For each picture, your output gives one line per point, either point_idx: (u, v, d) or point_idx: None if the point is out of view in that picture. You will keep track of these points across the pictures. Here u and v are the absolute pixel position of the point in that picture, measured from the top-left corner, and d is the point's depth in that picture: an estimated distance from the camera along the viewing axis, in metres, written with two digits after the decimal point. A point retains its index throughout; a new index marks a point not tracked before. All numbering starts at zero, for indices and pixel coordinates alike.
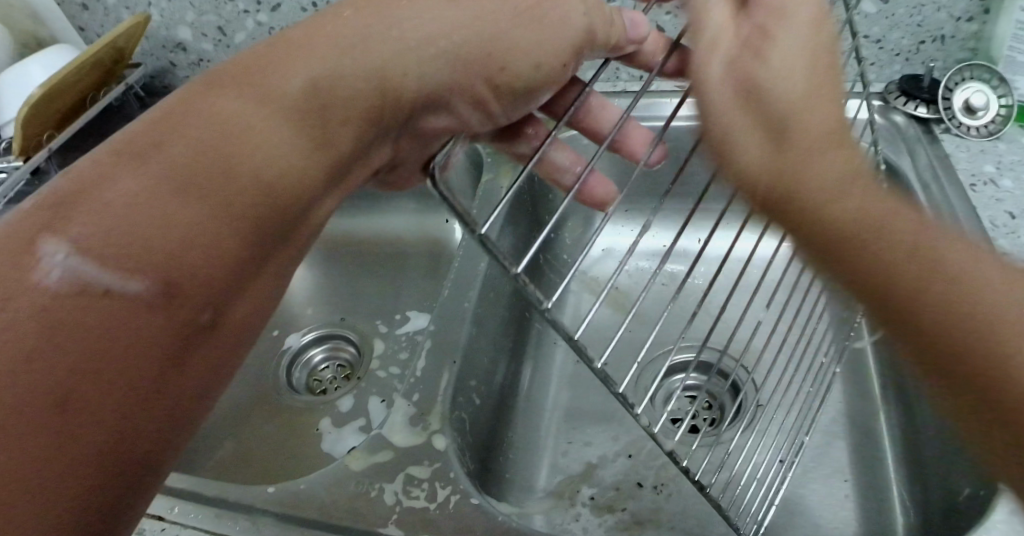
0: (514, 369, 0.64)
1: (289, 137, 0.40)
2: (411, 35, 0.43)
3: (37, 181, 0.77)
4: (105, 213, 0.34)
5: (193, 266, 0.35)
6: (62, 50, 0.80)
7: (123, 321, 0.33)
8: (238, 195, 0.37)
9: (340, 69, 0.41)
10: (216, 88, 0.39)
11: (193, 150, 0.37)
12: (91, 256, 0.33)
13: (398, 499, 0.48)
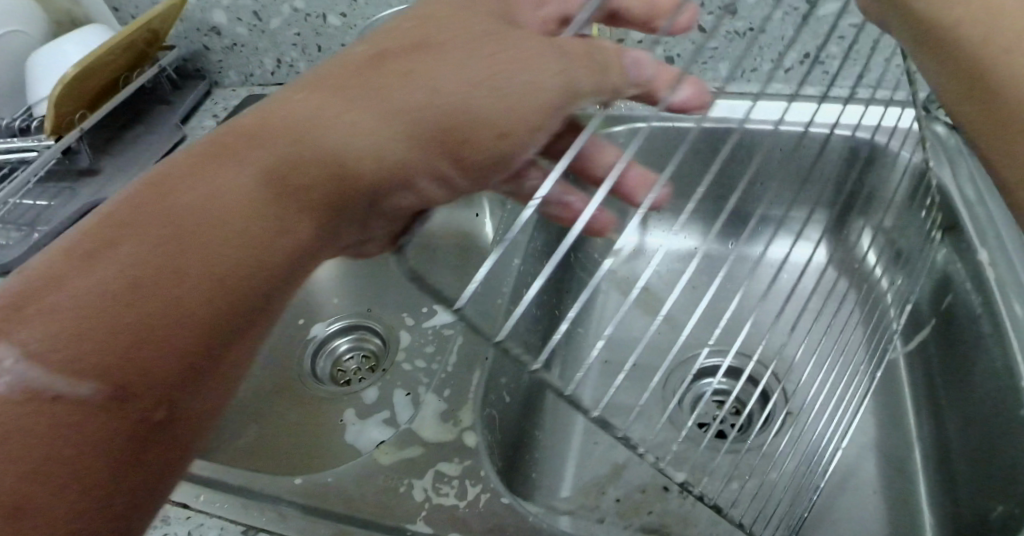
0: (543, 368, 0.63)
1: (272, 216, 0.38)
2: (376, 100, 0.38)
3: (68, 160, 0.77)
4: (54, 317, 0.35)
5: (158, 348, 0.35)
6: (97, 29, 0.80)
7: (81, 402, 0.34)
8: (195, 289, 0.36)
9: (302, 147, 0.38)
10: (179, 173, 0.38)
11: (147, 247, 0.36)
12: (40, 362, 0.34)
13: (427, 496, 0.47)
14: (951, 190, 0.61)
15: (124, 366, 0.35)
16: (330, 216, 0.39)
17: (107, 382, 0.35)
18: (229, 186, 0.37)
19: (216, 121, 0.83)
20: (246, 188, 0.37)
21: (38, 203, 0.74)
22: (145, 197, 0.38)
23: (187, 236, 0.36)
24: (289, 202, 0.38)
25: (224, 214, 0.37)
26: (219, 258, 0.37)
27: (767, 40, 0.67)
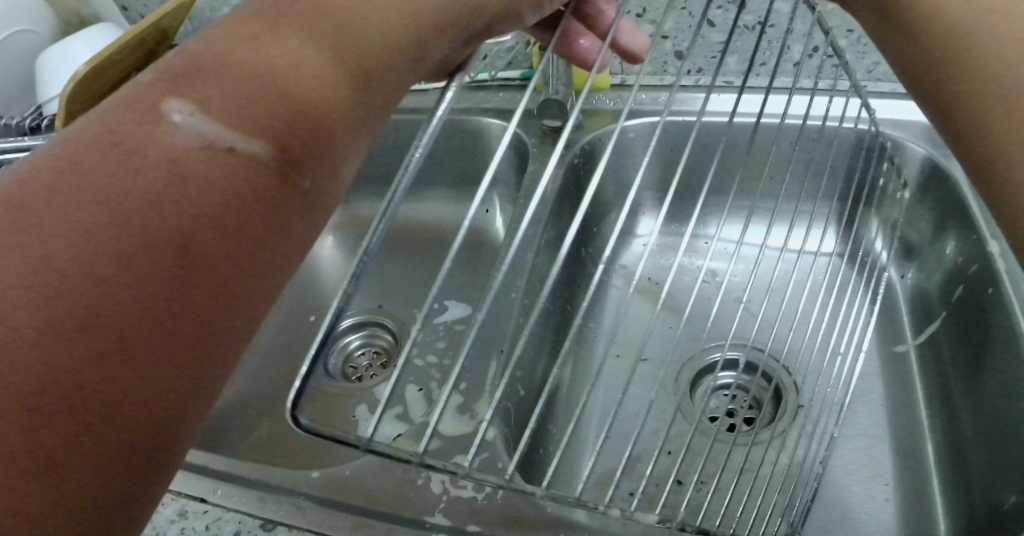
0: (555, 363, 0.63)
1: (310, 83, 0.34)
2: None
3: None
4: (105, 175, 0.29)
5: (199, 222, 0.30)
6: (106, 28, 0.80)
7: (94, 291, 0.27)
8: (263, 133, 0.32)
9: (357, 12, 0.36)
10: (229, 35, 0.34)
11: (210, 94, 0.32)
12: (85, 226, 0.28)
13: (445, 488, 0.47)
14: (957, 181, 0.62)
15: (152, 246, 0.29)
16: (366, 91, 0.36)
17: (127, 264, 0.28)
18: (256, 60, 0.33)
19: None
20: (273, 58, 0.34)
21: None
22: (149, 86, 0.32)
23: (221, 102, 0.32)
24: (325, 72, 0.34)
25: (260, 81, 0.33)
26: (263, 124, 0.32)
27: (777, 34, 0.68)
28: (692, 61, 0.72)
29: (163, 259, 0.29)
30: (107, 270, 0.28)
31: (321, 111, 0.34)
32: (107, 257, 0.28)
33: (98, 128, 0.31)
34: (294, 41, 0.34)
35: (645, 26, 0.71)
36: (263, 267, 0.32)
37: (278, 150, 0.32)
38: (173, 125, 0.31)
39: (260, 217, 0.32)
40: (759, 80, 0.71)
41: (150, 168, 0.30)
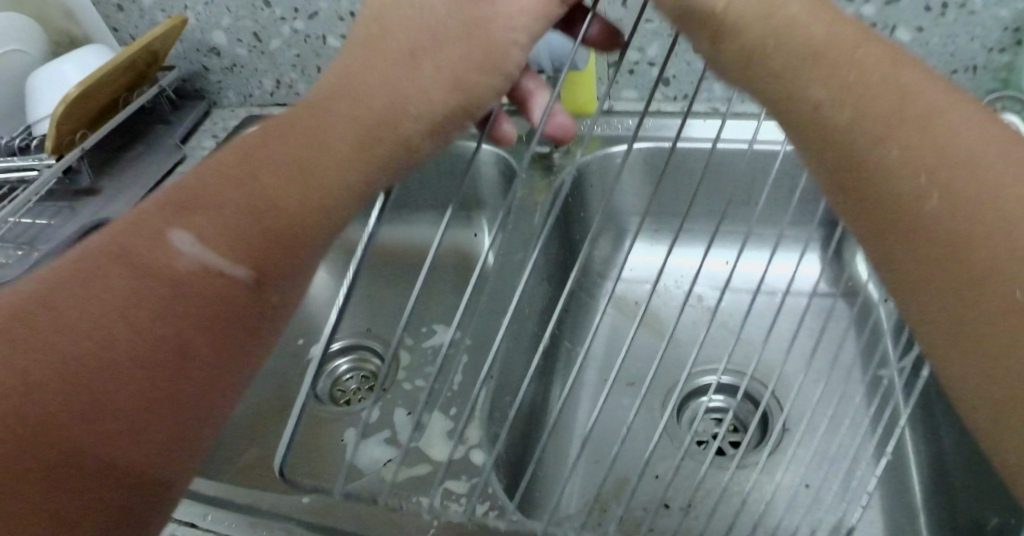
0: (544, 386, 0.63)
1: (287, 214, 0.36)
2: (420, 61, 0.40)
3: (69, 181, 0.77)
4: (120, 280, 0.33)
5: (187, 333, 0.34)
6: (97, 50, 0.80)
7: (89, 392, 0.31)
8: (256, 243, 0.35)
9: (351, 111, 0.39)
10: (241, 147, 0.38)
11: (214, 208, 0.35)
12: (95, 326, 0.32)
13: (434, 514, 0.47)
14: None
15: (144, 358, 0.32)
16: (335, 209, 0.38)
17: (119, 368, 0.32)
18: (247, 187, 0.36)
19: (215, 142, 0.84)
20: (264, 185, 0.36)
21: (38, 222, 0.74)
22: (154, 210, 0.35)
23: (212, 231, 0.35)
24: (310, 195, 0.37)
25: (251, 209, 0.36)
26: (247, 250, 0.35)
27: None
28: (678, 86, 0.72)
29: (158, 369, 0.33)
30: (106, 381, 0.32)
31: (302, 236, 0.36)
32: (110, 367, 0.32)
33: (109, 248, 0.34)
34: (283, 170, 0.37)
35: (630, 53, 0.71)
36: (247, 358, 0.36)
37: (258, 276, 0.35)
38: (172, 252, 0.34)
39: (241, 325, 0.35)
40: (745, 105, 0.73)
41: (148, 294, 0.33)
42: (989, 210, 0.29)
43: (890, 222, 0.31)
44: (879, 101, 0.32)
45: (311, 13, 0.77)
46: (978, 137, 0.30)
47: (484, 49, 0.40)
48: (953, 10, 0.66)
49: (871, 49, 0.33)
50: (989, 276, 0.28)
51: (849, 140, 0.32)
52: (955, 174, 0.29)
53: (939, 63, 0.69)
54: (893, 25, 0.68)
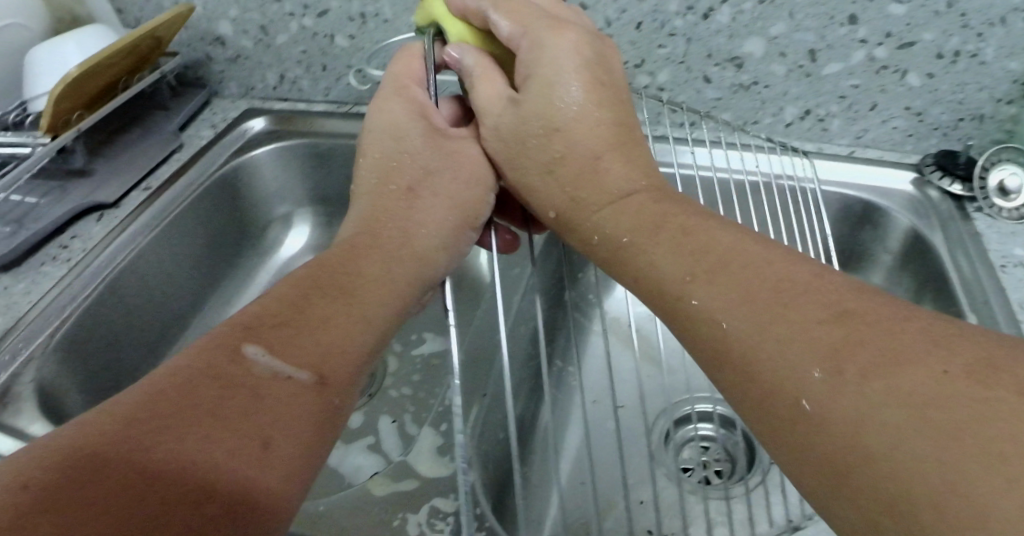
0: (534, 403, 0.63)
1: (339, 321, 0.44)
2: (434, 192, 0.52)
3: (61, 160, 0.75)
4: (206, 384, 0.39)
5: (268, 422, 0.39)
6: (100, 30, 0.78)
7: (184, 472, 0.35)
8: (318, 345, 0.42)
9: (385, 238, 0.50)
10: (302, 280, 0.46)
11: (277, 320, 0.43)
12: (190, 420, 0.37)
13: (421, 530, 0.46)
14: (938, 247, 0.65)
15: (235, 444, 0.37)
16: (378, 312, 0.46)
17: (211, 450, 0.36)
18: (305, 309, 0.44)
19: (213, 132, 0.82)
20: (316, 307, 0.44)
21: (25, 201, 0.72)
22: (223, 336, 0.41)
23: (279, 344, 0.41)
24: (356, 310, 0.45)
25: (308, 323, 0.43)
26: (308, 358, 0.41)
27: (770, 94, 0.71)
28: (686, 113, 0.75)
29: (247, 453, 0.37)
30: (205, 465, 0.36)
31: (351, 341, 0.44)
32: (205, 457, 0.36)
33: (192, 368, 0.40)
34: (331, 295, 0.45)
35: (641, 77, 0.74)
36: (323, 437, 0.40)
37: (320, 377, 0.41)
38: (248, 364, 0.40)
39: (316, 414, 0.40)
40: (748, 137, 0.75)
41: (233, 397, 0.39)
42: (758, 332, 0.38)
43: (708, 358, 0.41)
44: (677, 265, 0.43)
45: (321, 11, 0.75)
46: (752, 276, 0.40)
47: (476, 177, 0.53)
48: (964, 59, 0.65)
49: (697, 222, 0.45)
50: (773, 376, 0.38)
51: (680, 297, 0.43)
52: (736, 307, 0.40)
53: (947, 110, 0.69)
54: (902, 69, 0.67)
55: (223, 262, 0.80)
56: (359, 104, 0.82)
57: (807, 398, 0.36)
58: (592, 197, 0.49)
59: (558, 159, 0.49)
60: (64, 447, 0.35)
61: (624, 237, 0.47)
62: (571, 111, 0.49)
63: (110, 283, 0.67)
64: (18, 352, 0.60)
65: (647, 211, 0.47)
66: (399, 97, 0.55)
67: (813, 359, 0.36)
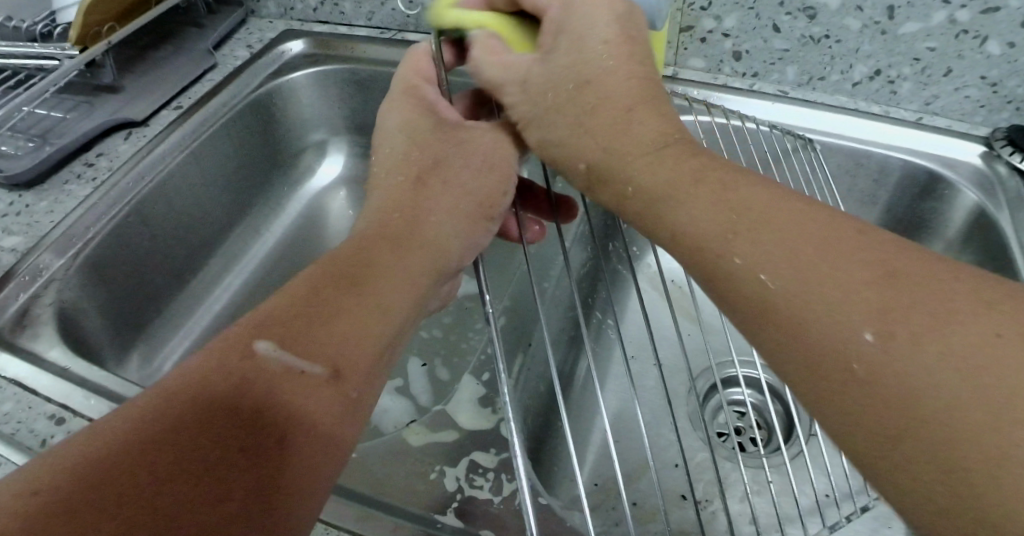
0: (571, 358, 0.61)
1: (355, 313, 0.41)
2: (449, 183, 0.48)
3: (91, 74, 0.72)
4: (210, 389, 0.38)
5: (286, 418, 0.37)
6: None
7: (188, 480, 0.34)
8: (332, 341, 0.40)
9: (394, 228, 0.45)
10: (317, 271, 0.43)
11: (295, 311, 0.40)
12: (194, 427, 0.36)
13: (459, 486, 0.44)
14: (1006, 228, 0.61)
15: (253, 443, 0.36)
16: (397, 304, 0.43)
17: (213, 458, 0.35)
18: (322, 302, 0.41)
19: (249, 52, 0.79)
20: (330, 298, 0.41)
21: (52, 113, 0.70)
22: (234, 337, 0.40)
23: (291, 339, 0.39)
24: (371, 299, 0.42)
25: (324, 316, 0.40)
26: (323, 353, 0.39)
27: (841, 50, 0.67)
28: (749, 64, 0.71)
29: (252, 459, 0.36)
30: (221, 470, 0.35)
31: (368, 338, 0.41)
32: (207, 465, 0.35)
33: (205, 369, 0.38)
34: (343, 285, 0.42)
35: (705, 21, 0.70)
36: (345, 428, 0.39)
37: (335, 371, 0.39)
38: (260, 361, 0.38)
39: (331, 410, 0.39)
40: (808, 94, 0.71)
41: (249, 396, 0.38)
42: (807, 291, 0.35)
43: (754, 315, 0.37)
44: (717, 223, 0.39)
45: None
46: (794, 237, 0.36)
47: (494, 167, 0.49)
48: None
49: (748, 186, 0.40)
50: (813, 323, 0.34)
51: (708, 246, 0.39)
52: (775, 258, 0.36)
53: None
54: (983, 35, 0.62)
55: (253, 188, 0.78)
56: (403, 32, 0.77)
57: (862, 365, 0.32)
58: (630, 146, 0.43)
59: (595, 117, 0.45)
60: (75, 456, 0.35)
61: (663, 186, 0.41)
62: (596, 50, 0.46)
63: (137, 206, 0.64)
64: (37, 273, 0.59)
65: (678, 156, 0.42)
66: (411, 96, 0.52)
67: (862, 319, 0.33)
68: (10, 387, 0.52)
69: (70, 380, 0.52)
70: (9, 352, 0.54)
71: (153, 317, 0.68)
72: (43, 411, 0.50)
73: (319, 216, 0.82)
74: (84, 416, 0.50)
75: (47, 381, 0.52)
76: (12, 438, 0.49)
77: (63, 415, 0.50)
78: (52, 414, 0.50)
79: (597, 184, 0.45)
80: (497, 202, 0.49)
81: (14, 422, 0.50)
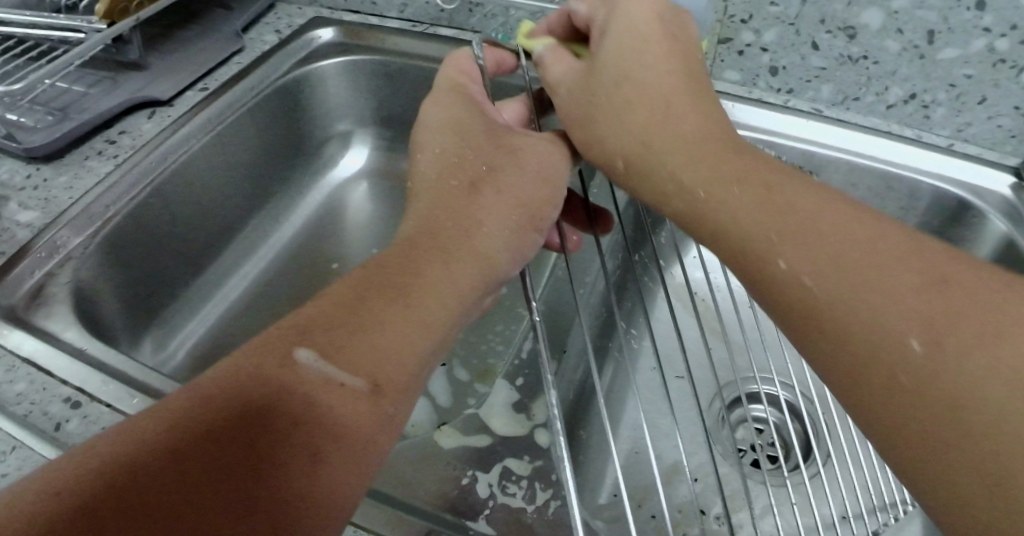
0: (595, 366, 0.61)
1: (398, 322, 0.40)
2: (503, 186, 0.47)
3: (116, 50, 0.71)
4: (250, 386, 0.37)
5: (316, 432, 0.37)
6: None
7: (220, 481, 0.34)
8: (370, 351, 0.39)
9: (439, 229, 0.45)
10: (364, 280, 0.42)
11: (333, 318, 0.40)
12: (236, 425, 0.36)
13: (492, 493, 0.44)
14: None
15: (281, 453, 0.35)
16: (438, 315, 0.42)
17: (249, 461, 0.35)
18: (360, 312, 0.40)
19: (278, 37, 0.77)
20: (368, 308, 0.40)
21: (74, 88, 0.69)
22: (278, 336, 0.39)
23: (331, 348, 0.38)
24: (411, 310, 0.41)
25: (366, 328, 0.40)
26: (360, 363, 0.38)
27: (878, 71, 0.67)
28: (785, 80, 0.71)
29: (287, 464, 0.35)
30: (255, 474, 0.35)
31: (409, 351, 0.40)
32: (244, 466, 0.35)
33: (245, 369, 0.37)
34: (387, 291, 0.41)
35: (744, 34, 0.70)
36: (374, 448, 0.38)
37: (369, 384, 0.38)
38: (299, 369, 0.37)
39: (366, 430, 0.38)
40: (843, 113, 0.71)
41: (286, 403, 0.37)
42: (852, 290, 0.35)
43: (794, 317, 0.37)
44: (759, 221, 0.40)
45: None
46: (844, 238, 0.37)
47: (545, 181, 0.49)
48: None
49: (815, 198, 0.39)
50: (857, 337, 0.34)
51: (749, 261, 0.39)
52: (826, 268, 0.36)
53: None
54: (1021, 66, 0.62)
55: (272, 175, 0.76)
56: (436, 27, 0.76)
57: (908, 375, 0.32)
58: (664, 144, 0.44)
59: (631, 111, 0.46)
60: (113, 443, 0.35)
61: (699, 188, 0.42)
62: (643, 61, 0.46)
63: (158, 185, 0.63)
64: (54, 250, 0.57)
65: (720, 155, 0.43)
66: (456, 94, 0.53)
67: (907, 328, 0.33)
68: (23, 366, 0.50)
69: (86, 363, 0.51)
70: (24, 330, 0.52)
71: (166, 300, 0.67)
72: (58, 394, 0.49)
73: (339, 208, 0.80)
74: (101, 402, 0.48)
75: (62, 363, 0.50)
76: (25, 420, 0.48)
77: (79, 398, 0.49)
78: (68, 398, 0.49)
79: (631, 177, 0.46)
80: (545, 214, 0.49)
81: (27, 404, 0.48)
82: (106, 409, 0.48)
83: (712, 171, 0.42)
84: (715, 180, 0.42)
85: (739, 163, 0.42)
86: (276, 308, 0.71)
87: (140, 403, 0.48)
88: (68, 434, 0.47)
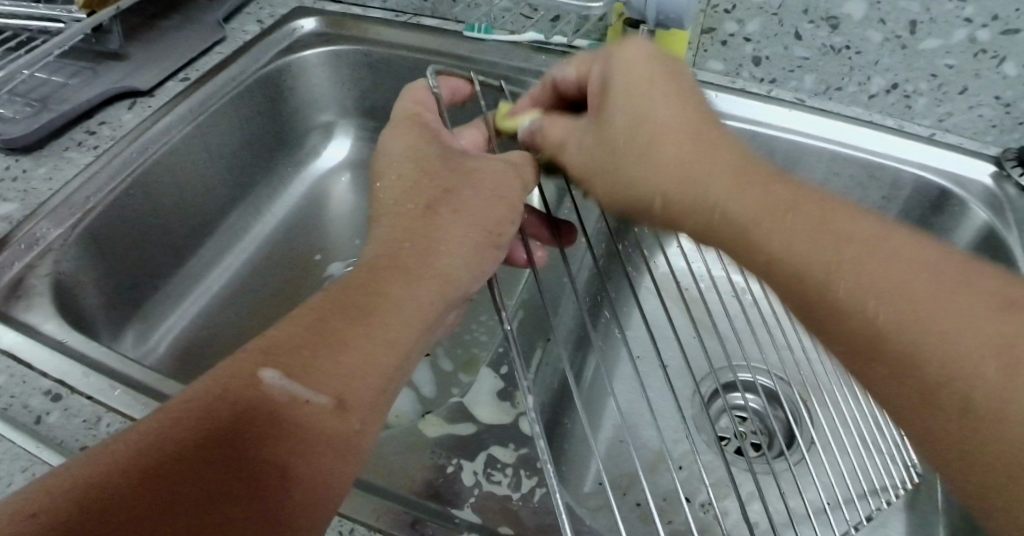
0: (579, 357, 0.61)
1: (370, 342, 0.40)
2: (467, 203, 0.47)
3: (96, 40, 0.70)
4: (212, 415, 0.36)
5: (284, 452, 0.37)
6: None
7: (186, 514, 0.34)
8: (342, 367, 0.39)
9: (404, 246, 0.45)
10: (333, 300, 0.42)
11: (304, 338, 0.40)
12: (200, 455, 0.35)
13: (477, 481, 0.44)
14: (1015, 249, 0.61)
15: (247, 479, 0.35)
16: (410, 329, 0.42)
17: (216, 491, 0.35)
18: (331, 331, 0.40)
19: (261, 27, 0.77)
20: (337, 325, 0.40)
21: (53, 79, 0.68)
22: (239, 362, 0.39)
23: (300, 367, 0.38)
24: (378, 329, 0.41)
25: (336, 345, 0.39)
26: (330, 379, 0.38)
27: (861, 62, 0.67)
28: (769, 70, 0.71)
29: (254, 492, 0.35)
30: (220, 505, 0.34)
31: (382, 362, 0.40)
32: (208, 497, 0.34)
33: (210, 392, 0.37)
34: (353, 310, 0.41)
35: (728, 24, 0.70)
36: (346, 459, 0.38)
37: (339, 400, 0.38)
38: (266, 391, 0.37)
39: (335, 443, 0.38)
40: (825, 104, 0.71)
41: (251, 429, 0.37)
42: (921, 325, 0.35)
43: (861, 352, 0.37)
44: (814, 249, 0.39)
45: None
46: (900, 268, 0.37)
47: (508, 198, 0.49)
48: None
49: (856, 215, 0.40)
50: (929, 365, 0.35)
51: (806, 288, 0.39)
52: (892, 302, 0.36)
53: None
54: (1001, 56, 0.62)
55: (256, 166, 0.76)
56: (420, 17, 0.76)
57: (978, 395, 0.34)
58: (703, 180, 0.42)
59: (657, 152, 0.44)
60: (70, 480, 0.34)
61: (745, 216, 0.41)
62: (657, 96, 0.45)
63: (139, 176, 0.62)
64: (35, 242, 0.57)
65: (757, 184, 0.42)
66: (415, 119, 0.53)
67: (981, 355, 0.34)
68: (4, 359, 0.50)
69: (68, 354, 0.50)
70: (5, 323, 0.52)
71: (149, 293, 0.66)
72: (39, 386, 0.48)
73: (323, 199, 0.80)
74: (82, 394, 0.48)
75: (44, 355, 0.50)
76: (5, 413, 0.47)
77: (60, 391, 0.48)
78: (48, 390, 0.48)
79: (675, 219, 0.44)
80: (509, 229, 0.49)
81: (8, 396, 0.48)
82: (87, 401, 0.48)
83: (754, 191, 0.41)
84: (761, 206, 0.41)
85: (781, 181, 0.42)
86: (260, 301, 0.70)
87: (121, 395, 0.48)
88: (48, 426, 0.47)
